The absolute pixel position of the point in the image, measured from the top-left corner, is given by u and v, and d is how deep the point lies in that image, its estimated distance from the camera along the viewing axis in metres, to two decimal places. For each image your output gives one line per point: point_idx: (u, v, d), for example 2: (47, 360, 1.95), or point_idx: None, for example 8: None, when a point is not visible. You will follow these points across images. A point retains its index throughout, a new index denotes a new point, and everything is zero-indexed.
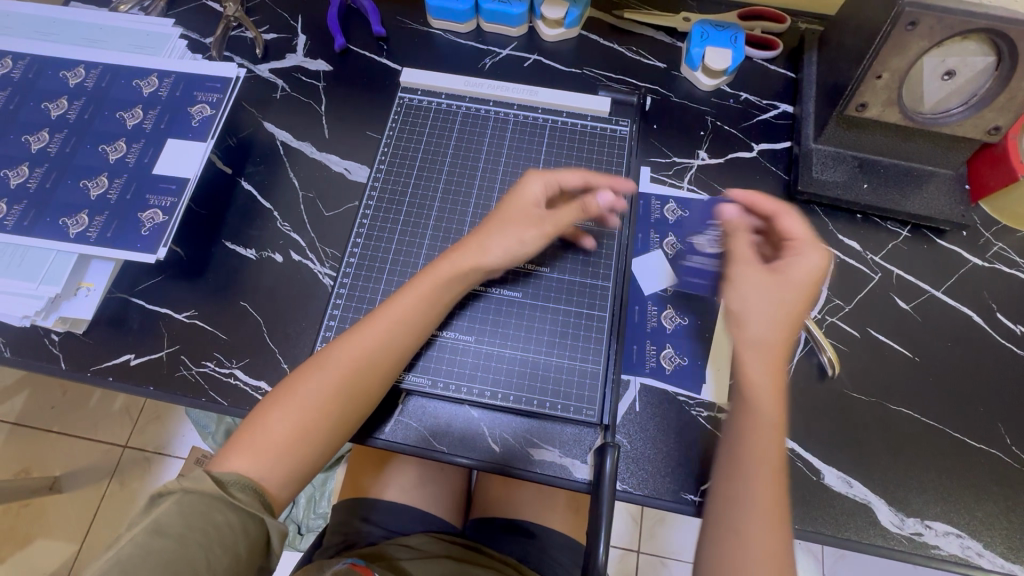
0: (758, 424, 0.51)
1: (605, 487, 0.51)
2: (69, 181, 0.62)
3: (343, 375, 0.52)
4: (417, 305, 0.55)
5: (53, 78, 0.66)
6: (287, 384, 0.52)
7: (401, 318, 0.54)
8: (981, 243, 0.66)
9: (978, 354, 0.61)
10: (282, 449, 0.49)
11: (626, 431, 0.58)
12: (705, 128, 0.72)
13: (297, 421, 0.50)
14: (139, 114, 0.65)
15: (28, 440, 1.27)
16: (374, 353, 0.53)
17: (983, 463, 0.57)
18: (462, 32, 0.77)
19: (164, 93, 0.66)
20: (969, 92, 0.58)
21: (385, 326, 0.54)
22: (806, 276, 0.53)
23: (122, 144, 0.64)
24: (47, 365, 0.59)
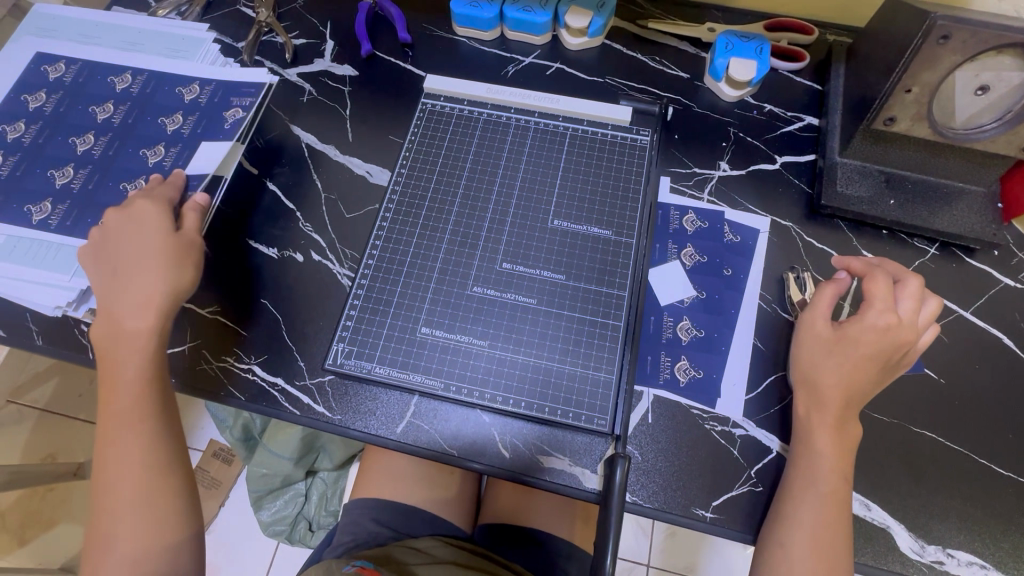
0: (801, 475, 0.52)
1: (615, 497, 0.50)
2: (116, 184, 0.63)
3: (124, 473, 0.55)
4: (121, 387, 0.55)
5: (102, 83, 0.69)
6: (104, 502, 0.55)
7: (125, 400, 0.55)
8: (1013, 263, 0.64)
9: (1007, 377, 0.59)
10: (144, 555, 0.53)
11: (638, 443, 0.57)
12: (727, 139, 0.72)
13: (127, 527, 0.54)
14: (179, 119, 0.67)
15: (55, 426, 1.31)
16: (138, 445, 0.55)
17: (1010, 492, 0.54)
18: (485, 40, 0.78)
19: (203, 100, 0.68)
20: (1003, 107, 0.57)
21: (118, 417, 0.55)
22: (885, 330, 0.53)
23: (162, 147, 0.65)
24: (75, 354, 0.61)
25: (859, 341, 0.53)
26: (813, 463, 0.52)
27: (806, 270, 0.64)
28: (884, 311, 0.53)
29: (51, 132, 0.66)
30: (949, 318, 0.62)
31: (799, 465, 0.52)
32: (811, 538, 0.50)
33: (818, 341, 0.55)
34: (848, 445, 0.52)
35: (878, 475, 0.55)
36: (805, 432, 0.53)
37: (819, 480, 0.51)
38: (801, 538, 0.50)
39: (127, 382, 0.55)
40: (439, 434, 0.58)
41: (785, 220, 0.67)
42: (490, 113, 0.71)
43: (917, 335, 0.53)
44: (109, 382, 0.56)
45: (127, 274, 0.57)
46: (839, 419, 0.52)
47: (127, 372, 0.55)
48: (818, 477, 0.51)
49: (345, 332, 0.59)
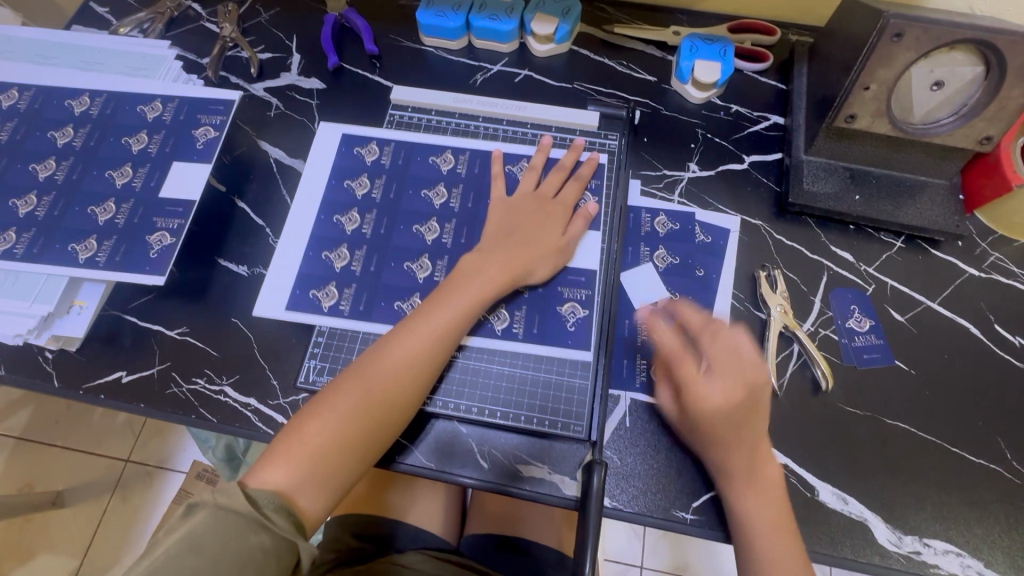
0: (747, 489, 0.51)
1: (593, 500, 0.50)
2: (392, 264, 0.63)
3: (430, 369, 0.54)
4: (473, 291, 0.56)
5: (64, 109, 0.66)
6: (286, 428, 0.50)
7: (483, 278, 0.57)
8: (977, 253, 0.65)
9: (976, 366, 0.60)
10: (351, 444, 0.50)
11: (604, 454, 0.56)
12: (695, 140, 0.72)
13: (330, 448, 0.49)
14: (436, 227, 0.65)
15: (31, 455, 1.28)
16: (451, 326, 0.55)
17: (983, 479, 0.55)
18: (453, 49, 0.78)
19: (457, 204, 0.66)
20: (958, 102, 0.58)
21: (468, 304, 0.56)
22: (723, 388, 0.52)
23: (435, 223, 0.65)
24: (40, 383, 0.59)
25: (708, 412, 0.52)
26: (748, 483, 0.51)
27: (776, 267, 0.65)
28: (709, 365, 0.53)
29: (10, 161, 0.63)
30: (918, 309, 0.63)
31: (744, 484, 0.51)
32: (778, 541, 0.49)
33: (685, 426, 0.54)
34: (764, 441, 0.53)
35: (855, 468, 0.56)
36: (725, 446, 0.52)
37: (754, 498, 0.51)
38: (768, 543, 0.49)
39: (467, 292, 0.56)
40: (413, 448, 0.57)
41: (755, 219, 0.68)
42: (458, 123, 0.71)
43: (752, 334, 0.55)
44: (422, 308, 0.56)
45: (526, 218, 0.62)
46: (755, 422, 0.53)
47: (481, 272, 0.57)
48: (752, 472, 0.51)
49: (317, 349, 0.60)
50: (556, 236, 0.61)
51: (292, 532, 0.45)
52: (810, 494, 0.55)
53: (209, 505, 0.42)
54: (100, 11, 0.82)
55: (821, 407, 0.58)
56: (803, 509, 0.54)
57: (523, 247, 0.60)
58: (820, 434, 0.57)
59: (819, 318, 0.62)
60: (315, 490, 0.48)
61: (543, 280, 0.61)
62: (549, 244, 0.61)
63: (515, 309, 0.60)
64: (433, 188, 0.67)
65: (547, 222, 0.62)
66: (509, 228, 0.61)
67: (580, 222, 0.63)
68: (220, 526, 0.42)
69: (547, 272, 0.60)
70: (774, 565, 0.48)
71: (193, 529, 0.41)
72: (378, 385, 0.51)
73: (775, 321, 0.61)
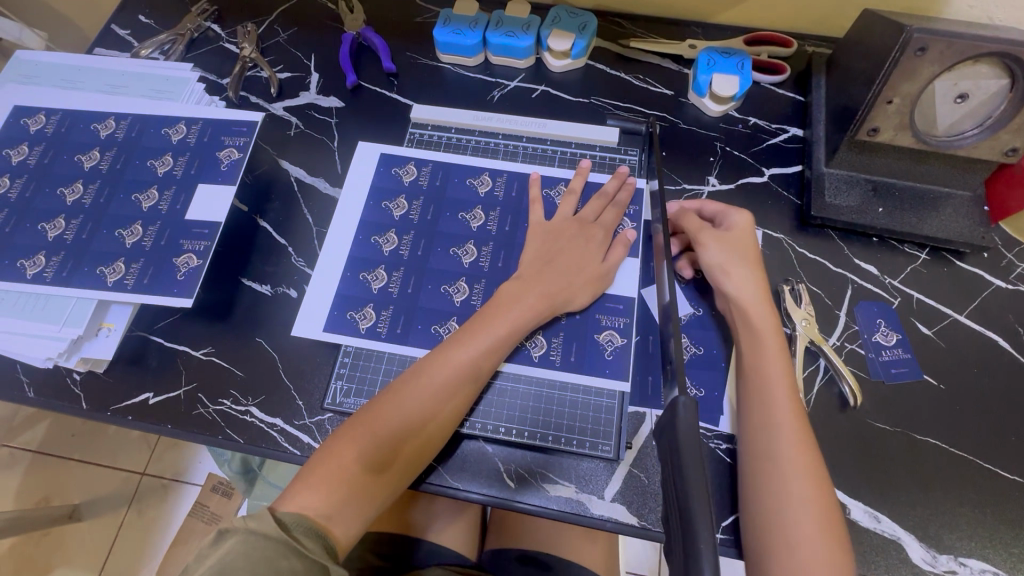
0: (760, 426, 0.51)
1: (690, 484, 0.33)
2: (429, 285, 0.63)
3: (463, 398, 0.53)
4: (510, 321, 0.55)
5: (90, 132, 0.67)
6: (321, 451, 0.50)
7: (521, 306, 0.56)
8: (1003, 264, 0.65)
9: (1006, 380, 0.59)
10: (385, 466, 0.50)
11: (663, 440, 0.39)
12: (714, 154, 0.72)
13: (366, 472, 0.49)
14: (473, 250, 0.65)
15: (51, 469, 1.29)
16: (485, 356, 0.54)
17: (1017, 495, 0.54)
18: (470, 65, 0.79)
19: (494, 227, 0.66)
20: (983, 114, 0.58)
21: (503, 332, 0.55)
22: (752, 281, 0.58)
23: (472, 247, 0.65)
24: (69, 405, 0.60)
25: (728, 298, 0.58)
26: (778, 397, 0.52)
27: (800, 281, 0.64)
28: (716, 261, 0.59)
29: (38, 185, 0.64)
30: (945, 322, 0.62)
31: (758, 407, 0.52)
32: (809, 487, 0.48)
33: (672, 454, 0.36)
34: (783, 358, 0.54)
35: (886, 486, 0.55)
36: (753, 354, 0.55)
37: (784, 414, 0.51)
38: (797, 484, 0.48)
39: (506, 318, 0.55)
40: (440, 467, 0.56)
41: (776, 232, 0.67)
42: (477, 140, 0.72)
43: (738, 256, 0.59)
44: (460, 332, 0.55)
45: (566, 244, 0.61)
46: (762, 349, 0.55)
47: (518, 301, 0.56)
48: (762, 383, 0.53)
49: (343, 369, 0.60)
50: (595, 263, 0.61)
51: (325, 557, 0.45)
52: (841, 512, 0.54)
53: (241, 532, 0.42)
54: (122, 33, 0.83)
55: (850, 422, 0.58)
56: None
57: (561, 277, 0.59)
58: (850, 450, 0.57)
59: (844, 331, 0.62)
60: (350, 516, 0.49)
61: (584, 307, 0.60)
62: (588, 271, 0.60)
63: (552, 336, 0.60)
64: (471, 210, 0.67)
65: (585, 247, 0.61)
66: (547, 255, 0.60)
67: (619, 249, 0.62)
68: (249, 552, 0.42)
69: (587, 300, 0.60)
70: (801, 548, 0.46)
71: (224, 557, 0.41)
72: (412, 412, 0.51)
73: (801, 336, 0.61)
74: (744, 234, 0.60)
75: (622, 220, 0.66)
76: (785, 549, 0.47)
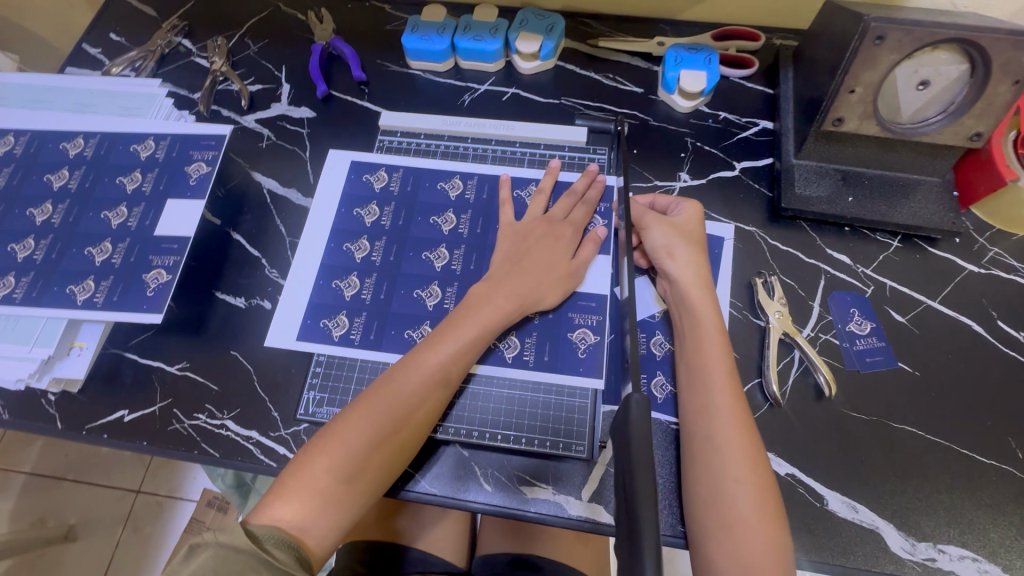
0: (698, 412, 0.52)
1: (642, 488, 0.33)
2: (402, 291, 0.63)
3: (435, 402, 0.53)
4: (479, 322, 0.55)
5: (59, 152, 0.67)
6: (294, 461, 0.50)
7: (490, 307, 0.56)
8: (975, 249, 0.65)
9: (982, 364, 0.59)
10: (357, 476, 0.49)
11: (618, 440, 0.39)
12: (685, 150, 0.72)
13: (338, 483, 0.49)
14: (446, 254, 0.65)
15: (43, 490, 1.28)
16: (456, 359, 0.54)
17: (994, 479, 0.54)
18: (440, 71, 0.79)
19: (465, 230, 0.66)
20: (946, 100, 0.58)
21: (473, 333, 0.55)
22: (694, 263, 0.58)
23: (444, 250, 0.65)
24: (44, 426, 0.60)
25: (671, 281, 0.59)
26: (717, 379, 0.53)
27: (773, 274, 0.64)
28: (660, 244, 0.60)
29: (8, 206, 0.64)
30: (918, 309, 0.62)
31: (697, 392, 0.53)
32: (747, 468, 0.49)
33: (625, 456, 0.36)
34: (724, 342, 0.55)
35: (864, 476, 0.55)
36: (697, 339, 0.55)
37: (724, 398, 0.52)
38: (733, 465, 0.49)
39: (476, 321, 0.55)
40: (419, 476, 0.56)
41: (748, 225, 0.67)
42: (448, 145, 0.72)
43: (688, 239, 0.60)
44: (432, 336, 0.55)
45: (534, 243, 0.61)
46: (707, 333, 0.55)
47: (488, 302, 0.56)
48: (708, 366, 0.53)
49: (315, 380, 0.60)
50: (564, 260, 0.61)
51: (298, 568, 0.44)
52: (820, 503, 0.54)
53: (212, 545, 0.42)
54: (93, 52, 0.83)
55: (825, 413, 0.57)
56: (812, 518, 0.53)
57: (531, 276, 0.59)
58: (826, 442, 0.56)
59: (818, 323, 0.62)
60: (325, 528, 0.48)
61: (553, 306, 0.60)
62: (557, 269, 0.60)
63: (525, 337, 0.60)
64: (442, 214, 0.67)
65: (553, 246, 0.61)
66: (516, 254, 0.61)
67: (589, 246, 0.62)
68: (220, 567, 0.41)
69: (557, 297, 0.59)
70: (736, 527, 0.47)
71: (197, 571, 0.41)
72: (383, 417, 0.51)
73: (774, 328, 0.61)
74: (691, 221, 0.61)
75: (593, 218, 0.66)
76: (723, 529, 0.47)
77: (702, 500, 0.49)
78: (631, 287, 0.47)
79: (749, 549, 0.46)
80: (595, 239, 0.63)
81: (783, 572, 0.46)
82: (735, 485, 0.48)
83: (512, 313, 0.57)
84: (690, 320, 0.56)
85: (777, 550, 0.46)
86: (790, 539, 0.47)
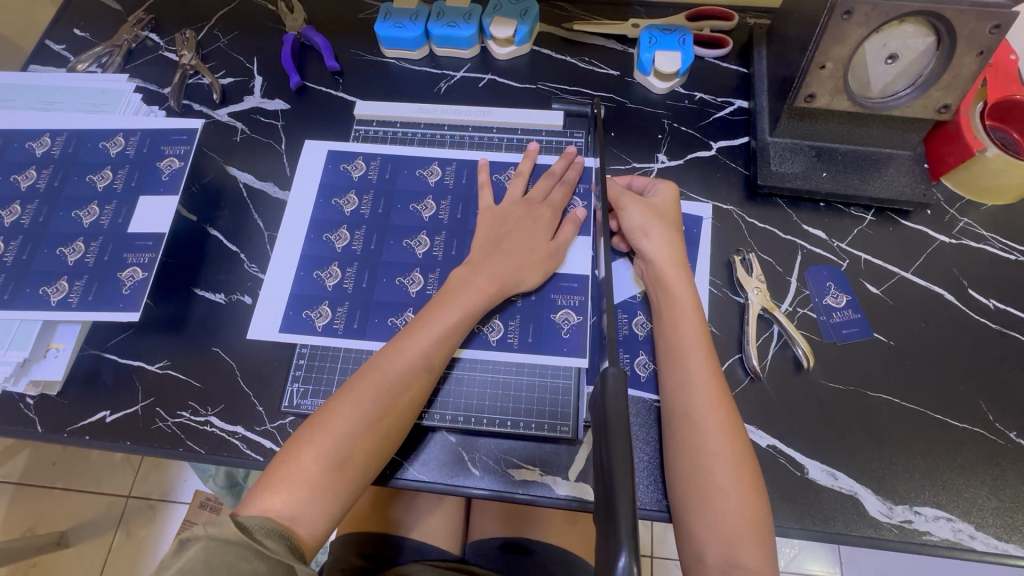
0: (677, 387, 0.53)
1: (619, 460, 0.34)
2: (384, 279, 0.63)
3: (420, 388, 0.53)
4: (461, 307, 0.55)
5: (25, 152, 0.66)
6: (281, 453, 0.50)
7: (471, 291, 0.56)
8: (946, 220, 0.66)
9: (954, 332, 0.61)
10: (342, 464, 0.49)
11: (595, 416, 0.39)
12: (662, 131, 0.73)
13: (324, 470, 0.49)
14: (426, 240, 0.65)
15: (31, 499, 1.27)
16: (440, 345, 0.54)
17: (967, 442, 0.56)
18: (415, 59, 0.78)
19: (446, 216, 0.66)
20: (914, 73, 0.59)
21: (456, 319, 0.55)
22: (669, 242, 0.59)
23: (425, 237, 0.65)
24: (24, 430, 0.59)
25: (647, 260, 0.59)
26: (694, 354, 0.53)
27: (751, 251, 0.65)
28: (636, 224, 0.60)
29: None
30: (892, 281, 0.63)
31: (675, 369, 0.53)
32: (724, 441, 0.50)
33: (602, 430, 0.36)
34: (700, 318, 0.56)
35: (842, 445, 0.56)
36: (673, 315, 0.56)
37: (701, 372, 0.53)
38: (711, 438, 0.50)
39: (459, 305, 0.55)
40: (408, 464, 0.56)
41: (726, 204, 0.68)
42: (424, 133, 0.72)
43: (664, 219, 0.60)
44: (414, 322, 0.55)
45: (513, 226, 0.61)
46: (683, 310, 0.56)
47: (469, 286, 0.56)
48: (685, 342, 0.54)
49: (299, 372, 0.60)
50: (544, 241, 0.61)
51: (290, 559, 0.44)
52: (800, 473, 0.55)
53: (202, 539, 0.42)
54: (57, 48, 0.81)
55: (804, 385, 0.59)
56: (793, 488, 0.55)
57: (512, 259, 0.59)
58: (805, 413, 0.58)
59: (796, 297, 0.63)
60: (314, 517, 0.48)
61: (534, 287, 0.60)
62: (538, 251, 0.60)
63: (508, 320, 0.60)
64: (422, 200, 0.67)
65: (534, 229, 0.61)
66: (497, 238, 0.61)
67: (570, 227, 0.62)
68: (209, 558, 0.41)
69: (538, 279, 0.60)
70: (713, 498, 0.48)
71: (186, 564, 0.41)
72: (368, 402, 0.51)
73: (753, 304, 0.61)
74: (666, 201, 0.62)
75: (572, 199, 0.66)
76: (701, 501, 0.48)
77: (681, 473, 0.50)
78: (608, 267, 0.48)
79: (728, 521, 0.47)
80: (574, 220, 0.63)
81: (761, 539, 0.47)
82: (711, 458, 0.49)
83: (494, 295, 0.57)
84: (666, 297, 0.57)
85: (755, 519, 0.47)
86: (769, 506, 0.49)
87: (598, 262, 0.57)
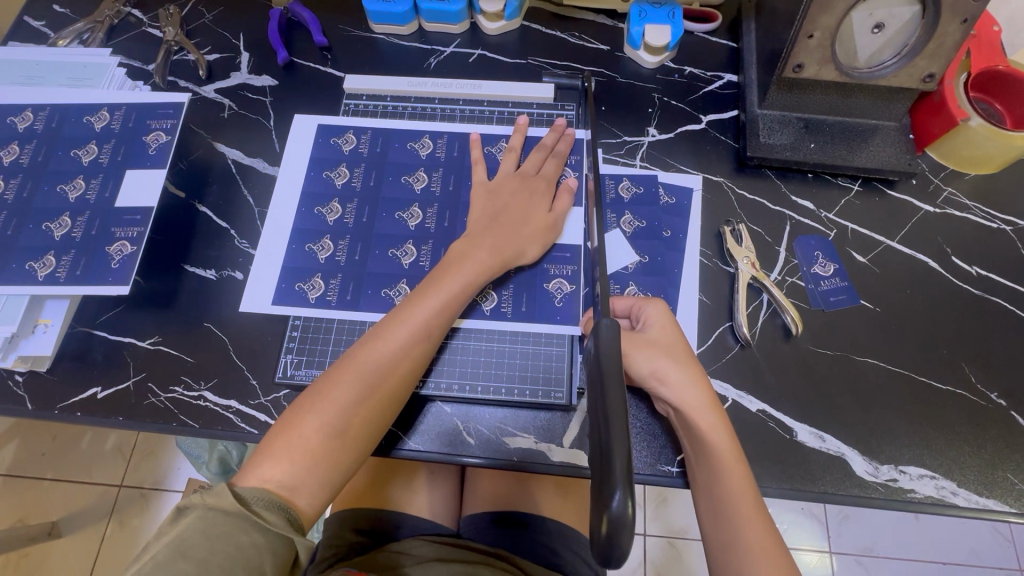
0: (724, 547, 0.48)
1: (613, 406, 0.35)
2: (376, 251, 0.63)
3: (420, 355, 0.53)
4: (461, 277, 0.56)
5: (5, 127, 0.64)
6: (279, 423, 0.50)
7: (471, 262, 0.56)
8: (931, 189, 0.67)
9: (938, 298, 0.62)
10: (342, 434, 0.50)
11: (590, 371, 0.40)
12: (653, 105, 0.73)
13: (326, 443, 0.49)
14: (419, 213, 0.65)
15: (21, 490, 1.25)
16: (441, 313, 0.54)
17: (950, 403, 0.57)
18: (404, 34, 0.77)
19: (438, 188, 0.66)
20: (900, 43, 0.60)
21: (457, 288, 0.55)
22: (690, 381, 0.52)
23: (417, 209, 0.65)
24: (12, 408, 0.58)
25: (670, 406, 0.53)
26: (741, 508, 0.48)
27: (740, 221, 0.66)
28: (647, 371, 0.53)
29: None
30: (878, 249, 0.64)
31: (719, 525, 0.49)
32: None
33: (596, 380, 0.37)
34: (739, 462, 0.50)
35: (831, 408, 0.57)
36: (708, 468, 0.50)
37: (737, 491, 0.49)
38: None
39: (459, 277, 0.55)
40: (405, 437, 0.57)
41: (716, 176, 0.69)
42: (415, 107, 0.71)
43: (674, 351, 0.54)
44: (415, 293, 0.55)
45: (508, 198, 0.61)
46: (719, 458, 0.50)
47: (469, 257, 0.57)
48: (724, 493, 0.49)
49: (292, 344, 0.60)
50: (542, 213, 0.61)
51: (288, 530, 0.44)
52: (789, 435, 0.56)
53: (199, 508, 0.42)
54: (36, 25, 0.79)
55: (793, 351, 0.60)
56: (782, 450, 0.56)
57: (509, 232, 0.59)
58: (794, 377, 0.59)
59: (785, 266, 0.64)
60: (314, 488, 0.48)
61: (535, 258, 0.61)
62: (535, 222, 0.60)
63: (502, 290, 0.61)
64: (413, 173, 0.67)
65: (528, 201, 0.61)
66: (493, 210, 0.61)
67: (564, 198, 0.63)
68: (208, 528, 0.41)
69: (538, 251, 0.60)
70: None
71: (183, 532, 0.41)
72: (369, 373, 0.51)
73: (743, 273, 0.62)
74: (664, 328, 0.55)
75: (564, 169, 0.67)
76: None
77: None
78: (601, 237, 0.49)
79: None
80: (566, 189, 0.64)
81: None
82: None
83: (493, 267, 0.57)
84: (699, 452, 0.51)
85: None
86: None
87: (592, 233, 0.57)
